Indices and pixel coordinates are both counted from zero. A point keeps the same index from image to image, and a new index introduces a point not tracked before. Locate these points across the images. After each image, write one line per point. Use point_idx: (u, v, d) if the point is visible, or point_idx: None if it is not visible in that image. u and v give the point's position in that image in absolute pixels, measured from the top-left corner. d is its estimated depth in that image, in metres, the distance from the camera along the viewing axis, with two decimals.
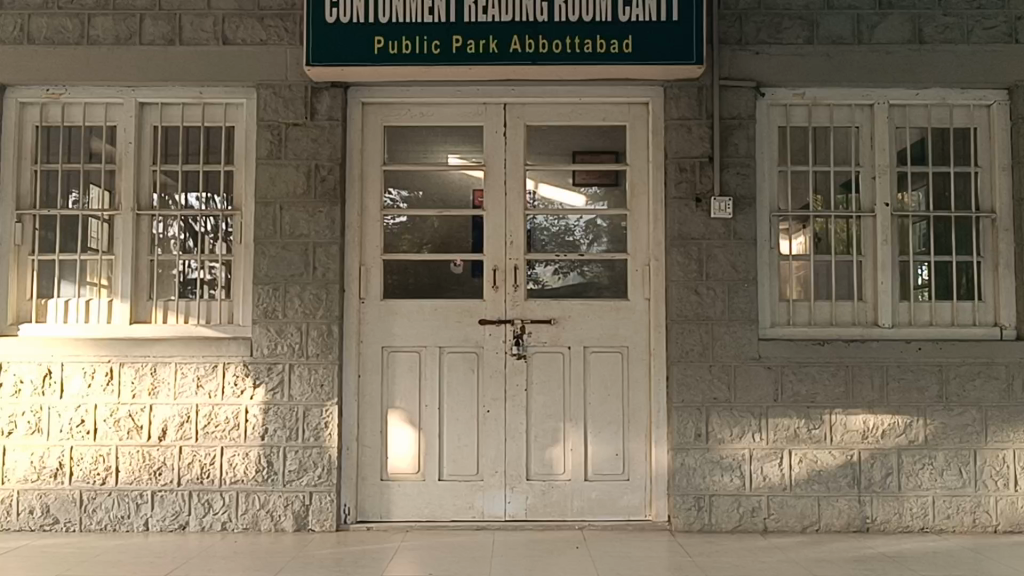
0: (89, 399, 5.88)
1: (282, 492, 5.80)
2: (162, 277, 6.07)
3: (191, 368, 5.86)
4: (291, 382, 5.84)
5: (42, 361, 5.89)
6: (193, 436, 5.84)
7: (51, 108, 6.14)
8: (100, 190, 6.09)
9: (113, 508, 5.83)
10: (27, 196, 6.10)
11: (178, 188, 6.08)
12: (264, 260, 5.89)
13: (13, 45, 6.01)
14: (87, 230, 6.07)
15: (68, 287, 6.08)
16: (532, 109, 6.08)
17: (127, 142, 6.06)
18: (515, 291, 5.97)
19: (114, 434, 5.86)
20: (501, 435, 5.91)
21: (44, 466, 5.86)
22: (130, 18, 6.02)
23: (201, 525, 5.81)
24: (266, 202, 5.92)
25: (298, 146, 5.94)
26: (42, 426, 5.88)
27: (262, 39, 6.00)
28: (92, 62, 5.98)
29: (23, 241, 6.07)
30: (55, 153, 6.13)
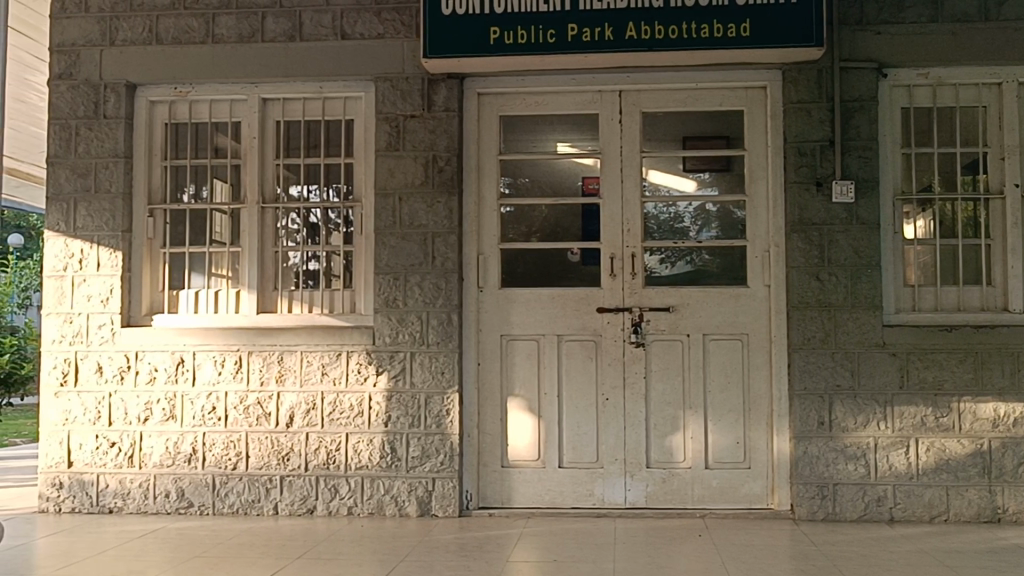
0: (220, 386, 6.08)
1: (405, 478, 5.91)
2: (286, 267, 6.22)
3: (317, 357, 6.01)
4: (412, 370, 5.94)
5: (176, 350, 6.12)
6: (319, 422, 5.99)
7: (180, 105, 6.35)
8: (225, 185, 6.28)
9: (244, 492, 6.02)
10: (158, 191, 6.33)
11: (299, 181, 6.22)
12: (384, 251, 6.00)
13: (143, 46, 6.25)
14: (213, 224, 6.28)
15: (198, 278, 6.29)
16: (647, 96, 6.05)
17: (251, 137, 6.23)
18: (633, 279, 5.96)
19: (244, 421, 6.05)
20: (620, 423, 5.91)
21: (178, 451, 6.08)
22: (252, 16, 6.17)
23: (329, 510, 5.95)
24: (385, 193, 6.02)
25: (415, 137, 6.02)
26: (176, 413, 6.10)
27: (379, 32, 6.09)
28: (217, 60, 6.17)
29: (154, 234, 6.31)
30: (184, 149, 6.35)
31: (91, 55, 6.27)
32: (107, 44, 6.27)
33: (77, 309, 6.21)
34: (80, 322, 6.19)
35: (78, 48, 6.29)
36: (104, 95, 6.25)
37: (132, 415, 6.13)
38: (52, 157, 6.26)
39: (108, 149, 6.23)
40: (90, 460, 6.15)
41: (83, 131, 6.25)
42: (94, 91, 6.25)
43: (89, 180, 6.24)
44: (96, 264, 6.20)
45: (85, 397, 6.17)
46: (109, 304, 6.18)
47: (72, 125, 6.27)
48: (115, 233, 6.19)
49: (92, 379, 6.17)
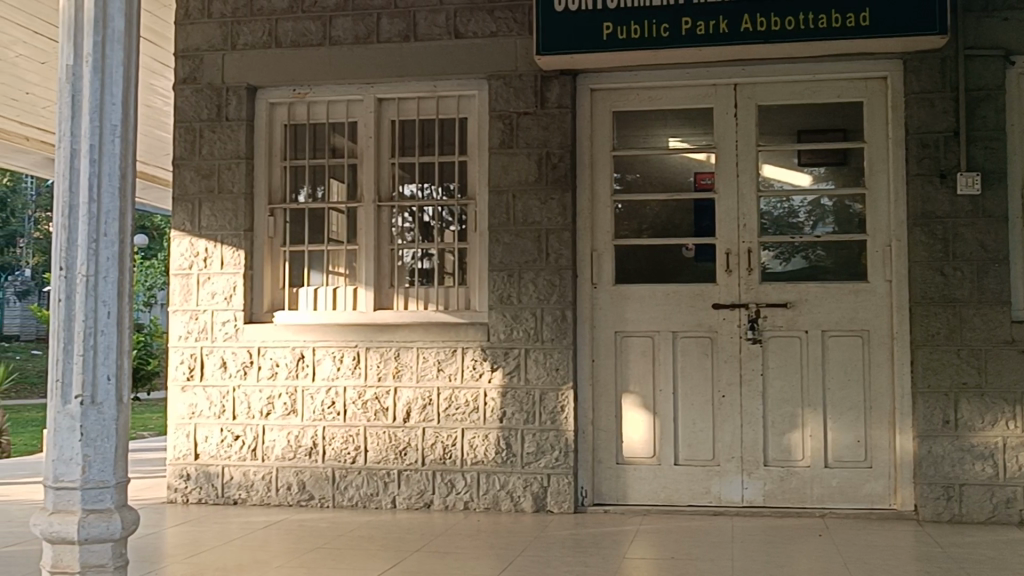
0: (339, 382, 6.21)
1: (521, 473, 5.94)
2: (402, 265, 6.30)
3: (433, 353, 6.09)
4: (527, 366, 5.97)
5: (296, 346, 6.27)
6: (435, 418, 6.07)
7: (298, 107, 6.48)
8: (342, 184, 6.39)
9: (362, 486, 6.12)
10: (278, 191, 6.48)
11: (414, 180, 6.30)
12: (499, 247, 6.04)
13: (263, 49, 6.40)
14: (329, 223, 6.40)
15: (317, 276, 6.42)
16: (763, 89, 5.96)
17: (367, 136, 6.32)
18: (749, 274, 5.88)
19: (362, 415, 6.16)
20: (737, 420, 5.84)
21: (299, 445, 6.22)
22: (367, 18, 6.27)
23: (445, 504, 6.02)
24: (499, 190, 6.06)
25: (529, 135, 6.04)
26: (297, 407, 6.25)
27: (492, 31, 6.12)
28: (334, 63, 6.29)
29: (275, 233, 6.47)
30: (303, 149, 6.48)
31: (214, 59, 6.47)
32: (229, 48, 6.45)
33: (202, 306, 6.40)
34: (205, 318, 6.39)
35: (202, 53, 6.49)
36: (226, 98, 6.43)
37: (254, 409, 6.30)
38: (178, 159, 6.46)
39: (231, 150, 6.40)
40: (215, 452, 6.34)
41: (207, 134, 6.45)
42: (217, 94, 6.44)
43: (212, 181, 6.42)
44: (219, 262, 6.38)
45: (211, 391, 6.36)
46: (232, 301, 6.36)
47: (196, 128, 6.47)
48: (237, 232, 6.37)
49: (216, 373, 6.36)
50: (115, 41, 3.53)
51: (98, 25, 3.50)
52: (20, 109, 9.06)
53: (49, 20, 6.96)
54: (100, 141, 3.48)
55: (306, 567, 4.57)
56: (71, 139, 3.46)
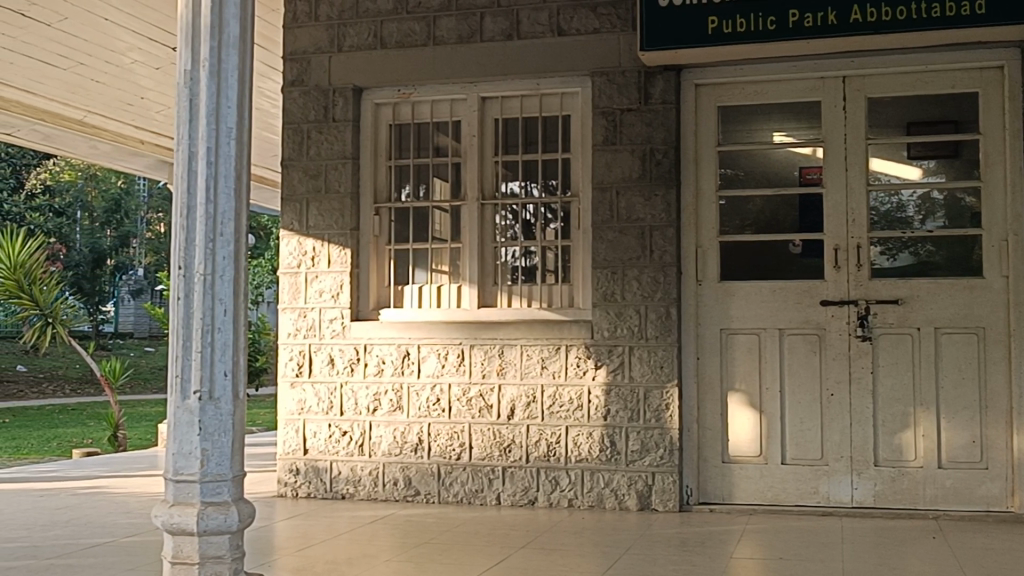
0: (444, 379, 6.27)
1: (625, 471, 5.93)
2: (505, 263, 6.32)
3: (536, 351, 6.11)
4: (631, 364, 5.95)
5: (402, 343, 6.35)
6: (540, 415, 6.09)
7: (403, 107, 6.56)
8: (446, 183, 6.44)
9: (467, 482, 6.18)
10: (383, 190, 6.56)
11: (517, 177, 6.32)
12: (602, 245, 6.03)
13: (368, 50, 6.50)
14: (434, 222, 6.46)
15: (421, 274, 6.49)
16: (873, 80, 5.82)
17: (470, 135, 6.36)
18: (859, 271, 5.76)
19: (467, 412, 6.22)
20: (846, 419, 5.73)
21: (406, 441, 6.31)
22: (471, 17, 6.32)
23: (550, 501, 6.04)
24: (602, 187, 6.05)
25: (632, 131, 6.01)
26: (403, 403, 6.34)
27: (595, 27, 6.10)
28: (438, 62, 6.34)
29: (380, 232, 6.55)
30: (408, 149, 6.55)
31: (320, 61, 6.58)
32: (335, 50, 6.56)
33: (311, 304, 6.53)
34: (313, 316, 6.52)
35: (309, 56, 6.61)
36: (333, 99, 6.54)
37: (362, 405, 6.41)
38: (286, 160, 6.59)
39: (338, 150, 6.51)
40: (324, 447, 6.46)
41: (314, 134, 6.56)
42: (324, 95, 6.55)
43: (320, 181, 6.54)
44: (327, 261, 6.50)
45: (319, 387, 6.49)
46: (340, 298, 6.47)
47: (304, 129, 6.59)
48: (344, 232, 6.48)
49: (324, 370, 6.48)
50: (231, 46, 3.61)
51: (215, 31, 3.59)
52: (135, 113, 9.35)
53: (163, 27, 7.16)
54: (216, 144, 3.57)
55: (414, 561, 4.62)
56: (189, 141, 3.56)
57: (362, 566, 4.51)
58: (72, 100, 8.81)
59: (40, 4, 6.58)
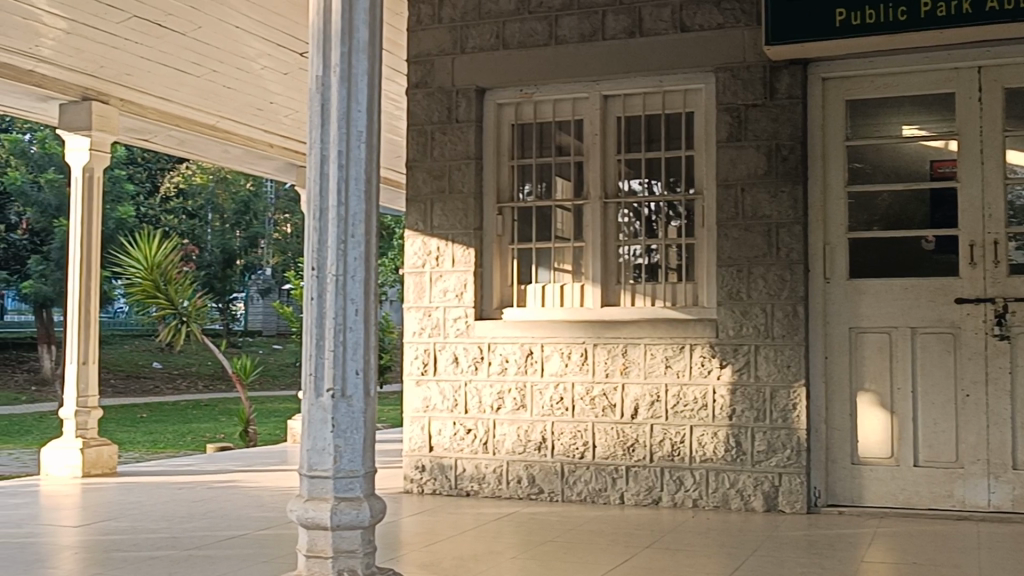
0: (568, 377, 6.29)
1: (751, 472, 5.86)
2: (627, 261, 6.30)
3: (660, 349, 6.09)
4: (757, 363, 5.87)
5: (525, 341, 6.39)
6: (664, 415, 6.06)
7: (525, 107, 6.59)
8: (568, 182, 6.45)
9: (591, 481, 6.19)
10: (506, 190, 6.60)
11: (640, 176, 6.29)
12: (727, 243, 5.96)
13: (490, 51, 6.55)
14: (555, 221, 6.47)
15: (545, 273, 6.51)
16: (1010, 70, 5.63)
17: (593, 134, 6.35)
18: (996, 267, 5.55)
19: (591, 411, 6.23)
20: (982, 420, 5.55)
21: (530, 439, 6.35)
22: (592, 16, 6.31)
23: (674, 501, 6.00)
24: (727, 184, 5.98)
25: (757, 127, 5.93)
26: (526, 402, 6.38)
27: (719, 23, 6.04)
28: (561, 61, 6.35)
29: (503, 232, 6.60)
30: (530, 148, 6.58)
31: (444, 63, 6.66)
32: (458, 52, 6.63)
33: (435, 303, 6.61)
34: (438, 315, 6.60)
35: (433, 58, 6.69)
36: (456, 101, 6.61)
37: (486, 403, 6.47)
38: (411, 161, 6.69)
39: (461, 150, 6.58)
40: (449, 445, 6.54)
41: (438, 136, 6.65)
42: (448, 97, 6.64)
43: (444, 182, 6.62)
44: (451, 260, 6.58)
45: (444, 385, 6.57)
46: (464, 297, 6.54)
47: (428, 130, 6.68)
48: (468, 231, 6.54)
49: (449, 368, 6.56)
50: (360, 51, 3.69)
51: (345, 36, 3.67)
52: (264, 118, 9.60)
53: (291, 33, 7.34)
54: (347, 147, 3.65)
55: (538, 559, 4.64)
56: (321, 145, 3.65)
57: (488, 563, 4.56)
58: (205, 107, 9.09)
59: (175, 15, 6.82)
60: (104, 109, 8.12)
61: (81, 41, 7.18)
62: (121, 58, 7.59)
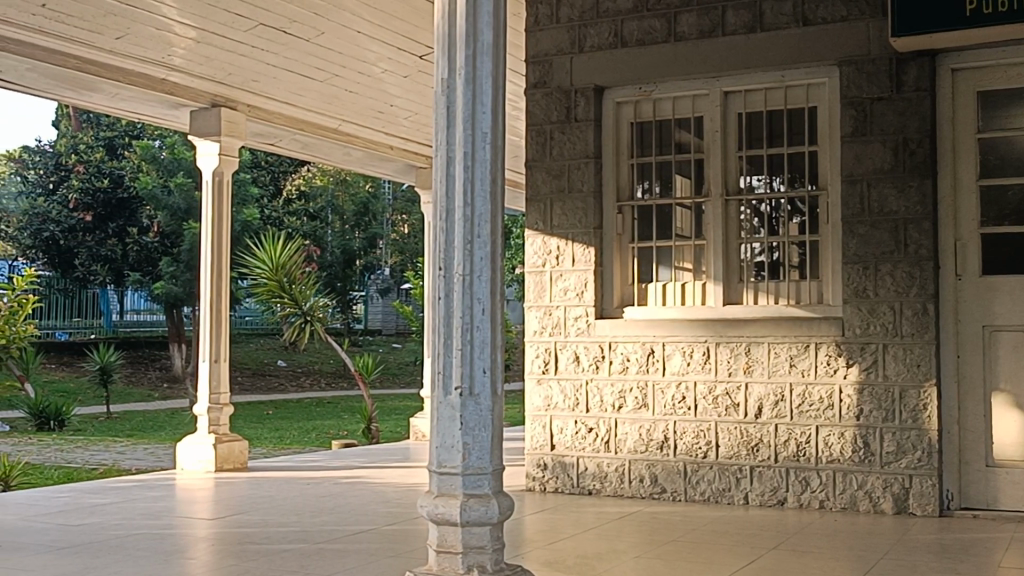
0: (690, 376, 6.26)
1: (880, 473, 5.74)
2: (749, 259, 6.22)
3: (784, 348, 6.01)
4: (885, 362, 5.75)
5: (646, 341, 6.39)
6: (788, 414, 5.98)
7: (644, 104, 6.56)
8: (688, 180, 6.39)
9: (715, 481, 6.15)
10: (625, 188, 6.59)
11: (762, 172, 6.20)
12: (853, 239, 5.84)
13: (609, 50, 6.55)
14: (675, 219, 6.42)
15: (666, 271, 6.46)
16: None
17: (713, 131, 6.29)
18: None
19: (713, 411, 6.18)
20: None
21: (651, 438, 6.33)
22: (712, 11, 6.25)
23: (800, 502, 5.93)
24: (852, 179, 5.86)
25: (884, 120, 5.80)
26: (648, 401, 6.36)
27: (842, 15, 5.90)
28: (680, 58, 6.31)
29: (623, 230, 6.58)
30: (650, 146, 6.55)
31: (562, 63, 6.68)
32: (576, 51, 6.65)
33: (556, 302, 6.65)
34: (559, 314, 6.64)
35: (551, 58, 6.72)
36: (575, 100, 6.63)
37: (607, 402, 6.48)
38: (530, 161, 6.74)
39: (580, 150, 6.60)
40: (571, 443, 6.57)
41: (557, 135, 6.68)
42: (566, 97, 6.66)
43: (564, 181, 6.65)
44: (571, 260, 6.60)
45: (565, 383, 6.60)
46: (584, 297, 6.56)
47: (547, 129, 6.71)
48: (588, 230, 6.56)
49: (569, 367, 6.60)
50: (484, 53, 3.73)
51: (469, 39, 3.72)
52: (385, 120, 9.76)
53: (410, 36, 7.45)
54: (473, 148, 3.70)
55: (663, 558, 4.62)
56: (447, 147, 3.72)
57: (612, 561, 4.56)
58: (327, 110, 9.29)
59: (300, 22, 6.99)
60: (233, 114, 8.37)
61: (210, 50, 7.41)
62: (248, 65, 7.82)
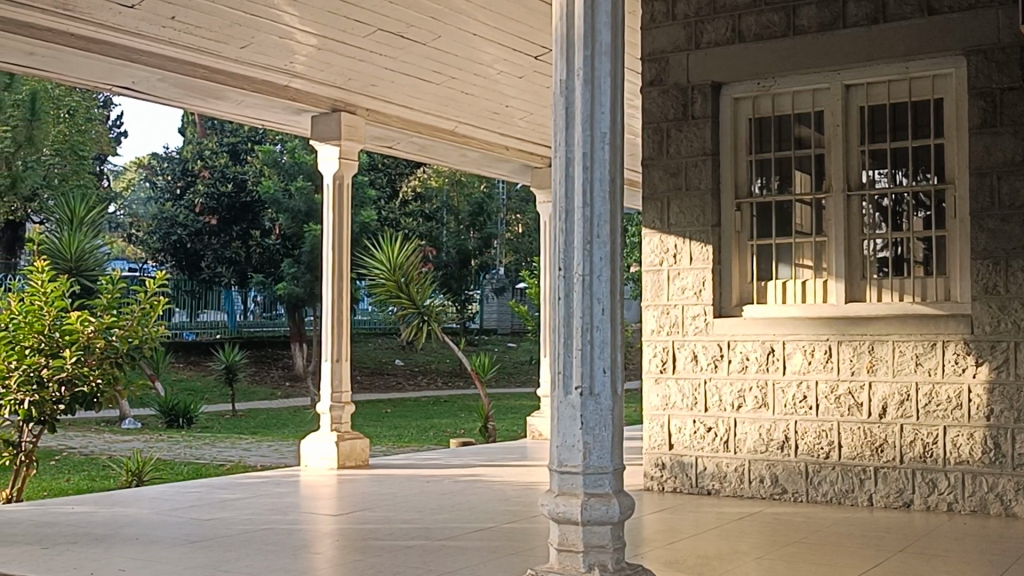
0: (811, 375, 6.16)
1: (1012, 475, 5.57)
2: (872, 256, 6.07)
3: (910, 347, 5.87)
4: (1018, 361, 5.57)
5: (766, 339, 6.31)
6: (914, 414, 5.84)
7: (763, 100, 6.47)
8: (808, 176, 6.27)
9: (838, 482, 6.04)
10: (743, 185, 6.50)
11: (886, 166, 6.04)
12: (982, 235, 5.67)
13: (726, 45, 6.48)
14: (794, 216, 6.31)
15: (786, 269, 6.35)
16: None
17: (834, 125, 6.17)
18: None
19: (835, 411, 6.07)
20: None
21: (772, 438, 6.26)
22: (833, 3, 6.13)
23: (927, 505, 5.79)
24: (981, 173, 5.68)
25: (1015, 111, 5.61)
26: (768, 401, 6.29)
27: (969, 3, 5.73)
28: (800, 51, 6.21)
29: (742, 228, 6.49)
30: (768, 142, 6.45)
31: (679, 60, 6.65)
32: (693, 47, 6.60)
33: (674, 301, 6.62)
34: (677, 313, 6.61)
35: (667, 55, 6.69)
36: (692, 97, 6.59)
37: (727, 402, 6.42)
38: (648, 159, 6.72)
39: (698, 147, 6.55)
40: (690, 442, 6.54)
41: (674, 133, 6.65)
42: (683, 93, 6.62)
43: (681, 179, 6.61)
44: (689, 258, 6.56)
45: (684, 383, 6.58)
46: (702, 295, 6.52)
47: (664, 127, 6.69)
48: (706, 228, 6.50)
49: (688, 366, 6.57)
50: (603, 54, 3.74)
51: (588, 40, 3.74)
52: (500, 121, 9.84)
53: (525, 37, 7.50)
54: (592, 149, 3.71)
55: (785, 560, 4.56)
56: (566, 147, 3.74)
57: (733, 562, 4.52)
58: (444, 112, 9.40)
59: (417, 26, 7.09)
60: (352, 118, 8.55)
61: (331, 56, 7.58)
62: (367, 70, 7.96)
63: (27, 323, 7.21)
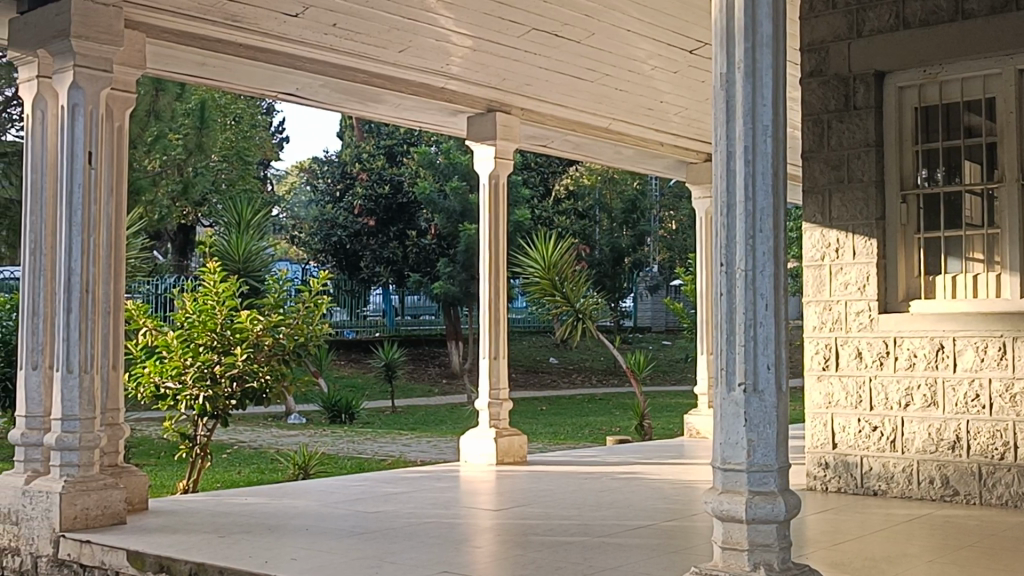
0: (984, 373, 5.93)
1: None
2: None
3: None
4: None
5: (935, 335, 6.09)
6: None
7: (929, 88, 6.22)
8: (978, 165, 6.00)
9: (1013, 484, 5.80)
10: (909, 176, 6.29)
11: None
12: None
13: (889, 33, 6.29)
14: (963, 206, 6.05)
15: (955, 263, 6.07)
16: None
17: (1007, 112, 5.89)
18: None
19: (1010, 410, 5.85)
20: None
21: (942, 438, 6.06)
22: None
23: None
24: None
25: None
26: (937, 400, 6.10)
27: None
28: (969, 36, 5.95)
29: (908, 221, 6.27)
30: (936, 131, 6.20)
31: (839, 49, 6.50)
32: (855, 36, 6.44)
33: (836, 297, 6.49)
34: (840, 308, 6.47)
35: (828, 45, 6.56)
36: (854, 87, 6.43)
37: (893, 400, 6.25)
38: (807, 152, 6.62)
39: (860, 139, 6.39)
40: (855, 442, 6.40)
41: (835, 124, 6.51)
42: (844, 84, 6.47)
43: (843, 171, 6.46)
44: (852, 253, 6.41)
45: (847, 381, 6.43)
46: (867, 290, 6.35)
47: (824, 119, 6.56)
48: (870, 222, 6.34)
49: (852, 364, 6.43)
50: (765, 45, 3.69)
51: (749, 32, 3.68)
52: (655, 118, 9.79)
53: (680, 31, 7.43)
54: (754, 143, 3.66)
55: (959, 564, 4.41)
56: (727, 142, 3.69)
57: (902, 565, 4.39)
58: (599, 111, 9.41)
59: (572, 24, 7.12)
60: (508, 119, 8.66)
61: (487, 57, 7.67)
62: (522, 70, 8.03)
63: (200, 321, 7.49)
